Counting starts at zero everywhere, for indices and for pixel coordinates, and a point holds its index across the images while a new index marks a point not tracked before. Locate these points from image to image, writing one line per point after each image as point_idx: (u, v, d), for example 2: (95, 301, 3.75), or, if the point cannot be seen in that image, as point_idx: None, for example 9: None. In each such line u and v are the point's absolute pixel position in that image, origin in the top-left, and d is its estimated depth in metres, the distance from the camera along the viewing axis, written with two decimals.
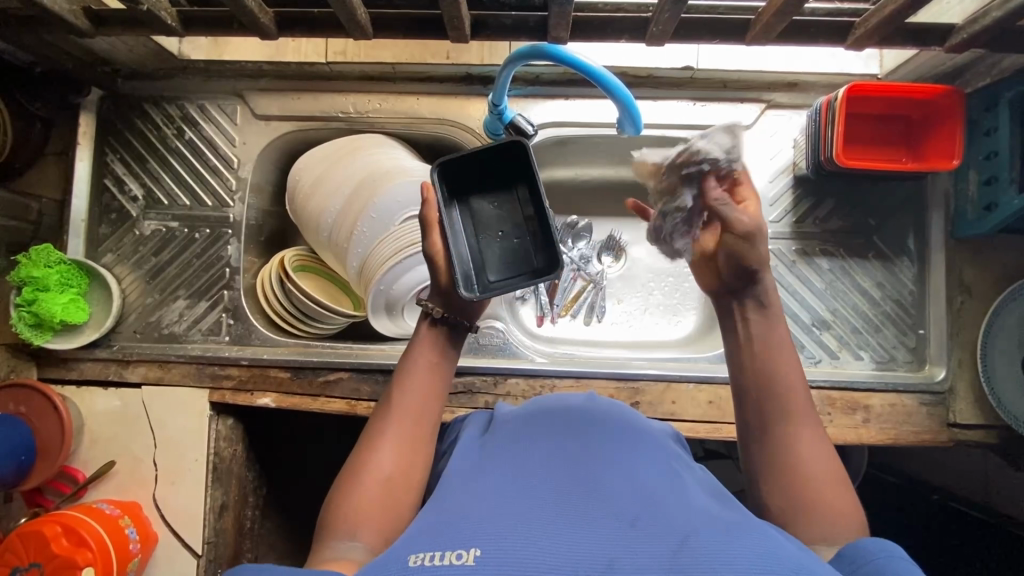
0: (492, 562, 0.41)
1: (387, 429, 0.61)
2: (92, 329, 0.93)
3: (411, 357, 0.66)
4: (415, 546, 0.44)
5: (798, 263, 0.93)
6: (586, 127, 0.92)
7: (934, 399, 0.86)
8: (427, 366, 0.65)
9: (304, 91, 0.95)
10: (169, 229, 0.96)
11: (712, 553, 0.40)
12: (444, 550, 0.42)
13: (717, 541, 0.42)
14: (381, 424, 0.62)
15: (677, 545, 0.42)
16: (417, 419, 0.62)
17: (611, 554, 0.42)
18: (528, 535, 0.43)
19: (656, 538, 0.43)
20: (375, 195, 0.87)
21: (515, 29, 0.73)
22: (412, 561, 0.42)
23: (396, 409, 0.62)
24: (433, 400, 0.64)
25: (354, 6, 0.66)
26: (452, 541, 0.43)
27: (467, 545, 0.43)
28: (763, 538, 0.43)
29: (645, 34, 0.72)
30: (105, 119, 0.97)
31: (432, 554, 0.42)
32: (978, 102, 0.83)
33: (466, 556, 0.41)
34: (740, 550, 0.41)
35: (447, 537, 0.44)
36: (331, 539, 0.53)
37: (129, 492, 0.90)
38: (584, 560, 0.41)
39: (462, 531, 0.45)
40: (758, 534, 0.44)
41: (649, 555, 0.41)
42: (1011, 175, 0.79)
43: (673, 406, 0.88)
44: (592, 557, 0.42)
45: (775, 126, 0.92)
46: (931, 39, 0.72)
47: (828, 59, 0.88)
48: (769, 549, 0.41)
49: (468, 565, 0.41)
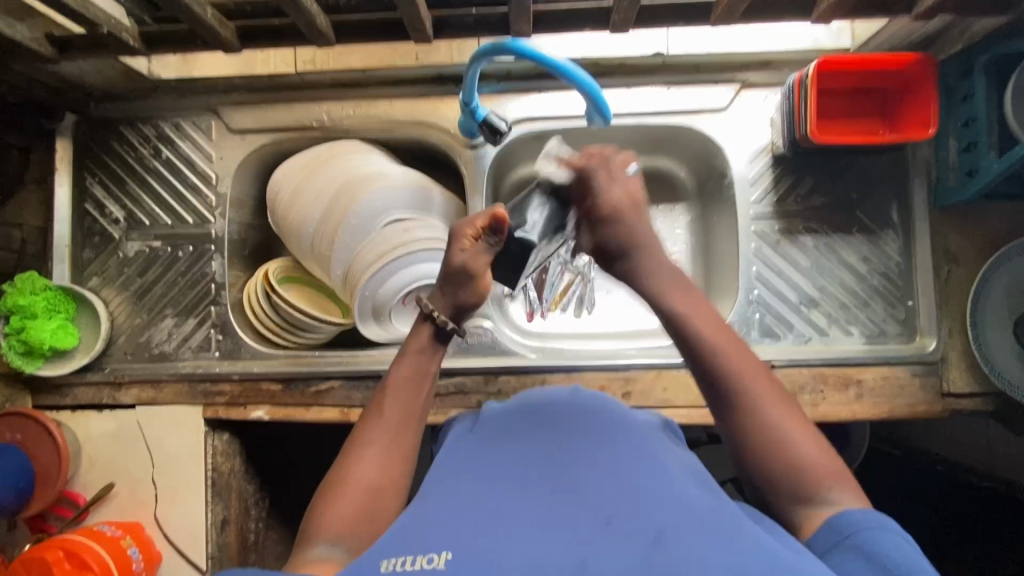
0: (463, 568, 0.41)
1: (376, 432, 0.60)
2: (83, 353, 0.93)
3: (401, 356, 0.66)
4: (390, 546, 0.45)
5: (783, 244, 0.91)
6: (560, 120, 0.92)
7: (927, 369, 0.86)
8: (420, 371, 0.65)
9: (278, 102, 0.95)
10: (153, 248, 0.97)
11: (680, 555, 0.41)
12: (414, 555, 0.43)
13: (689, 539, 0.42)
14: (368, 430, 0.61)
15: (650, 545, 0.42)
16: (405, 424, 0.62)
17: (585, 553, 0.42)
18: (501, 538, 0.44)
19: (630, 537, 0.43)
20: (353, 202, 0.87)
21: (478, 26, 0.73)
22: (384, 566, 0.42)
23: (386, 413, 0.62)
24: (420, 405, 0.64)
25: (313, 13, 0.66)
26: (426, 543, 0.44)
27: (439, 549, 0.43)
28: (735, 533, 0.43)
29: (609, 22, 0.71)
30: (82, 143, 0.97)
31: (404, 558, 0.43)
32: (953, 67, 0.83)
33: (437, 560, 0.42)
34: (709, 554, 0.41)
35: (420, 540, 0.45)
36: (313, 541, 0.52)
37: (130, 512, 0.90)
38: (555, 558, 0.42)
39: (438, 532, 0.45)
40: (735, 526, 0.44)
41: (619, 556, 0.42)
42: (990, 140, 0.78)
43: (665, 393, 0.88)
44: (563, 555, 0.42)
45: (751, 106, 0.91)
46: (897, 8, 0.71)
47: (791, 36, 0.88)
48: (741, 547, 0.42)
49: (437, 570, 0.41)
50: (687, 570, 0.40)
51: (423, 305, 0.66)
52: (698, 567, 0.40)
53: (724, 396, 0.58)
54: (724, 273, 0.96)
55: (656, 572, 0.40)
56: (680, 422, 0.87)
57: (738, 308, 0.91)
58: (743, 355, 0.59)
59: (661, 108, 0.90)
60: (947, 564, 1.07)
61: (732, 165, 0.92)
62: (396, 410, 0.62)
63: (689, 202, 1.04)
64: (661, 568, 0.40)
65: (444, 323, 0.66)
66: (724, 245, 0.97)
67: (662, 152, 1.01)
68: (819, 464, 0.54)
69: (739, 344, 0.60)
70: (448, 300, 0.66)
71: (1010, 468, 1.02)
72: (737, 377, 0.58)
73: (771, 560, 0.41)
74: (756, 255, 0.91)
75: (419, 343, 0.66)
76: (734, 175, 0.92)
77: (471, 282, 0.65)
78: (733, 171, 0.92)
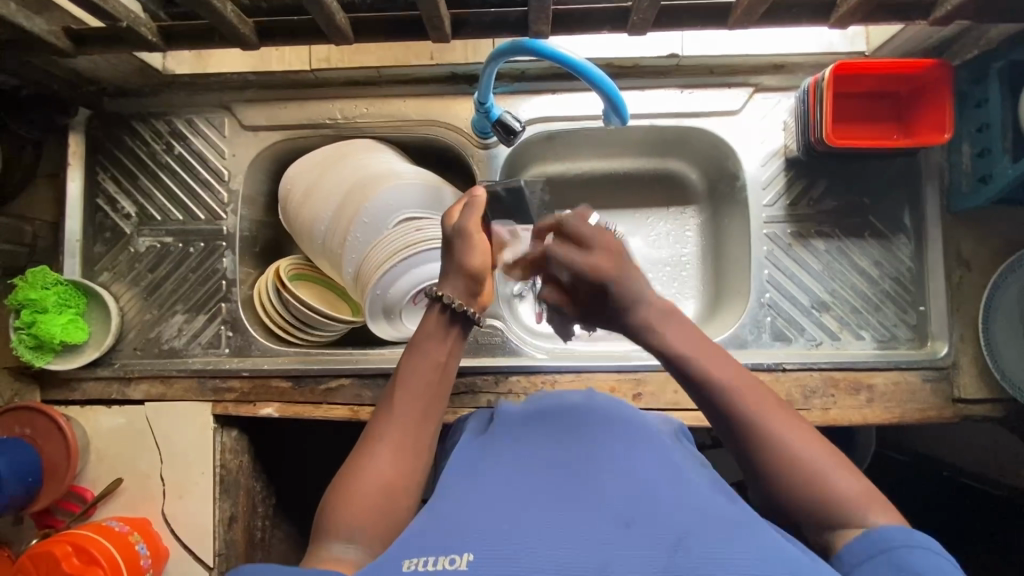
0: (485, 570, 0.41)
1: (391, 425, 0.60)
2: (93, 348, 0.93)
3: (419, 346, 0.65)
4: (410, 548, 0.44)
5: (795, 248, 0.91)
6: (573, 120, 0.92)
7: (938, 375, 0.86)
8: (435, 362, 0.64)
9: (291, 100, 0.95)
10: (164, 244, 0.97)
11: (704, 555, 0.41)
12: (437, 555, 0.42)
13: (711, 542, 0.42)
14: (383, 424, 0.61)
15: (671, 547, 0.42)
16: (421, 416, 0.61)
17: (605, 555, 0.42)
18: (521, 538, 0.44)
19: (651, 538, 0.43)
20: (366, 200, 0.87)
21: (495, 26, 0.73)
22: (406, 566, 0.42)
23: (402, 407, 0.61)
24: (437, 397, 0.63)
25: (333, 11, 0.66)
26: (446, 545, 0.44)
27: (460, 549, 0.43)
28: (755, 535, 0.44)
29: (627, 24, 0.71)
30: (94, 138, 0.97)
31: (427, 559, 0.42)
32: (967, 74, 0.83)
33: (459, 560, 0.42)
34: (731, 556, 0.41)
35: (440, 541, 0.44)
36: (328, 540, 0.52)
37: (138, 508, 0.90)
38: (577, 559, 0.42)
39: (456, 535, 0.45)
40: (757, 533, 0.44)
41: (640, 558, 0.42)
42: (1004, 146, 0.78)
43: (676, 396, 0.88)
44: (585, 556, 0.42)
45: (764, 110, 0.91)
46: (914, 13, 0.71)
47: (812, 40, 0.87)
48: (764, 552, 0.42)
49: (460, 571, 0.41)
50: (710, 571, 0.39)
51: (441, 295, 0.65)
52: (721, 568, 0.40)
53: (710, 405, 0.58)
54: (735, 276, 0.96)
55: (678, 574, 0.39)
56: (691, 424, 0.87)
57: (749, 310, 0.91)
58: (711, 355, 0.60)
59: (675, 110, 0.91)
60: None
61: (744, 168, 0.92)
62: (414, 402, 0.62)
63: (700, 205, 1.04)
64: (683, 569, 0.40)
65: (461, 308, 0.65)
66: (735, 248, 0.97)
67: (674, 154, 1.01)
68: (801, 444, 0.54)
69: (730, 361, 0.60)
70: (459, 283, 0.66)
71: (1019, 475, 1.01)
72: (735, 397, 0.57)
73: (793, 561, 0.42)
74: (768, 258, 0.91)
75: (437, 335, 0.65)
76: (746, 178, 0.92)
77: (476, 245, 0.67)
78: (745, 173, 0.92)
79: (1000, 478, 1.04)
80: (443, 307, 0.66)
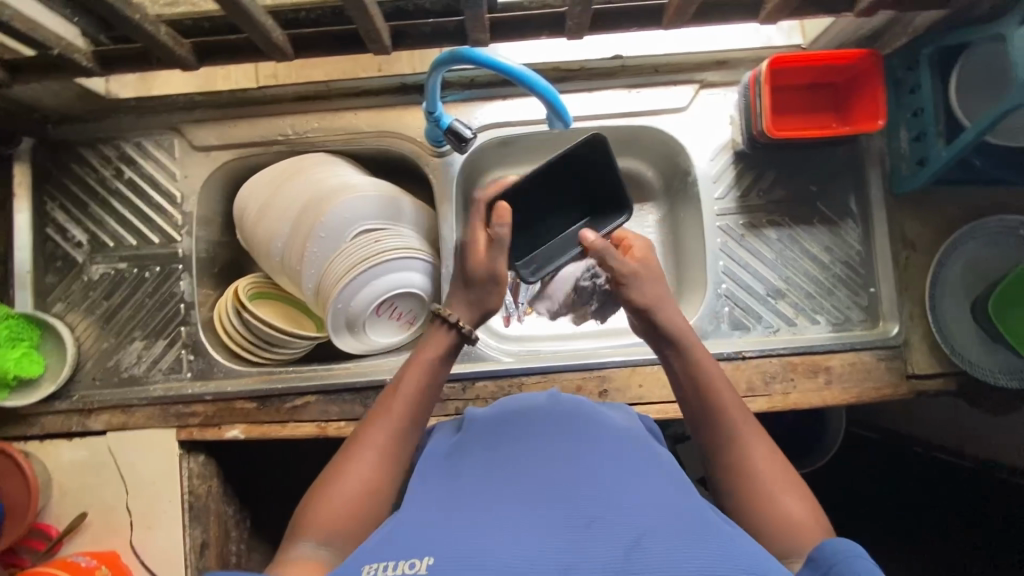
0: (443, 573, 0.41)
1: (376, 430, 0.62)
2: (50, 381, 0.91)
3: (418, 356, 0.69)
4: (371, 554, 0.45)
5: (748, 238, 0.93)
6: (525, 125, 0.93)
7: (891, 353, 0.88)
8: (426, 374, 0.67)
9: (240, 118, 0.94)
10: (118, 271, 0.95)
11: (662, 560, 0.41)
12: (397, 560, 0.43)
13: (669, 544, 0.43)
14: (370, 427, 0.63)
15: (630, 545, 0.43)
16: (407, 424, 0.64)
17: (564, 553, 0.43)
18: (479, 537, 0.44)
19: (612, 537, 0.44)
20: (322, 213, 0.86)
21: (435, 36, 0.74)
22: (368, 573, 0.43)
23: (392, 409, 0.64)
24: (426, 405, 0.66)
25: (267, 27, 0.66)
26: (408, 549, 0.44)
27: (421, 554, 0.43)
28: (710, 535, 0.44)
29: (564, 28, 0.73)
30: (41, 167, 0.95)
31: (388, 564, 0.43)
32: (899, 62, 0.86)
33: (419, 564, 0.42)
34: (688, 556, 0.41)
35: (400, 546, 0.45)
36: (304, 536, 0.54)
37: (106, 542, 0.88)
38: (538, 557, 0.42)
39: (417, 539, 0.45)
40: (715, 532, 0.45)
41: (601, 557, 0.42)
42: (937, 129, 0.82)
43: (641, 390, 0.89)
44: (545, 555, 0.43)
45: (710, 105, 0.93)
46: (839, 5, 0.74)
47: (744, 37, 0.91)
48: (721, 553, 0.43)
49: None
50: None
51: (440, 312, 0.71)
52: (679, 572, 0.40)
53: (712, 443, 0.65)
54: (692, 270, 0.98)
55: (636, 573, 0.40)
56: (656, 417, 0.88)
57: (707, 302, 0.92)
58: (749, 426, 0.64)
59: (623, 110, 0.92)
60: (928, 545, 1.09)
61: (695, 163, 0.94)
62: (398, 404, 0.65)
63: (657, 201, 1.05)
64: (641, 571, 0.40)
65: (460, 328, 0.70)
66: (692, 240, 0.99)
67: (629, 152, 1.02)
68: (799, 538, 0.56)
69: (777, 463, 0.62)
70: (465, 305, 0.72)
71: (977, 445, 1.04)
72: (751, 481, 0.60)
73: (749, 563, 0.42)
74: (722, 250, 0.93)
75: (432, 347, 0.69)
76: (697, 173, 0.94)
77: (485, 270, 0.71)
78: (696, 168, 0.94)
79: (963, 449, 1.07)
80: (444, 329, 0.70)
